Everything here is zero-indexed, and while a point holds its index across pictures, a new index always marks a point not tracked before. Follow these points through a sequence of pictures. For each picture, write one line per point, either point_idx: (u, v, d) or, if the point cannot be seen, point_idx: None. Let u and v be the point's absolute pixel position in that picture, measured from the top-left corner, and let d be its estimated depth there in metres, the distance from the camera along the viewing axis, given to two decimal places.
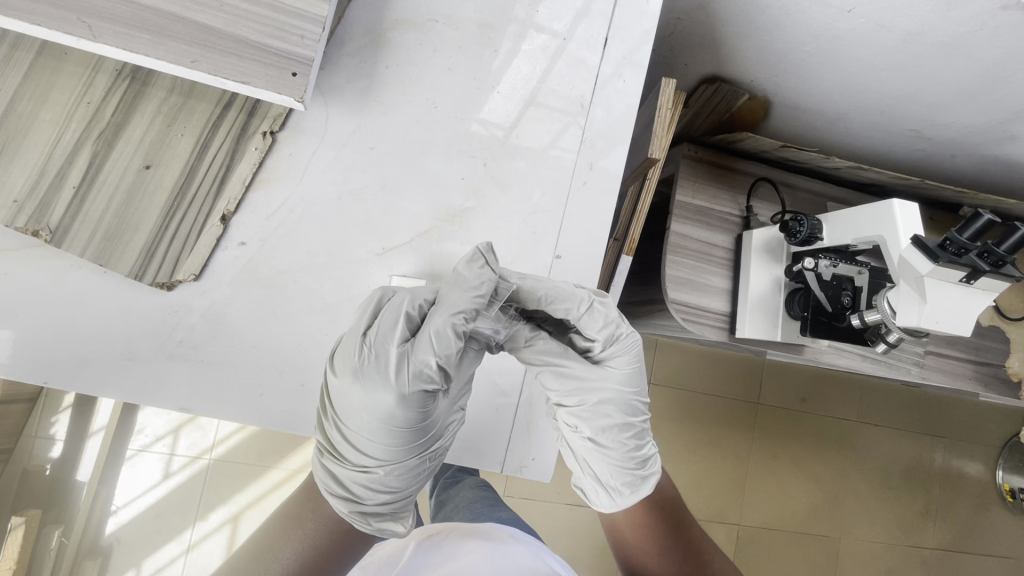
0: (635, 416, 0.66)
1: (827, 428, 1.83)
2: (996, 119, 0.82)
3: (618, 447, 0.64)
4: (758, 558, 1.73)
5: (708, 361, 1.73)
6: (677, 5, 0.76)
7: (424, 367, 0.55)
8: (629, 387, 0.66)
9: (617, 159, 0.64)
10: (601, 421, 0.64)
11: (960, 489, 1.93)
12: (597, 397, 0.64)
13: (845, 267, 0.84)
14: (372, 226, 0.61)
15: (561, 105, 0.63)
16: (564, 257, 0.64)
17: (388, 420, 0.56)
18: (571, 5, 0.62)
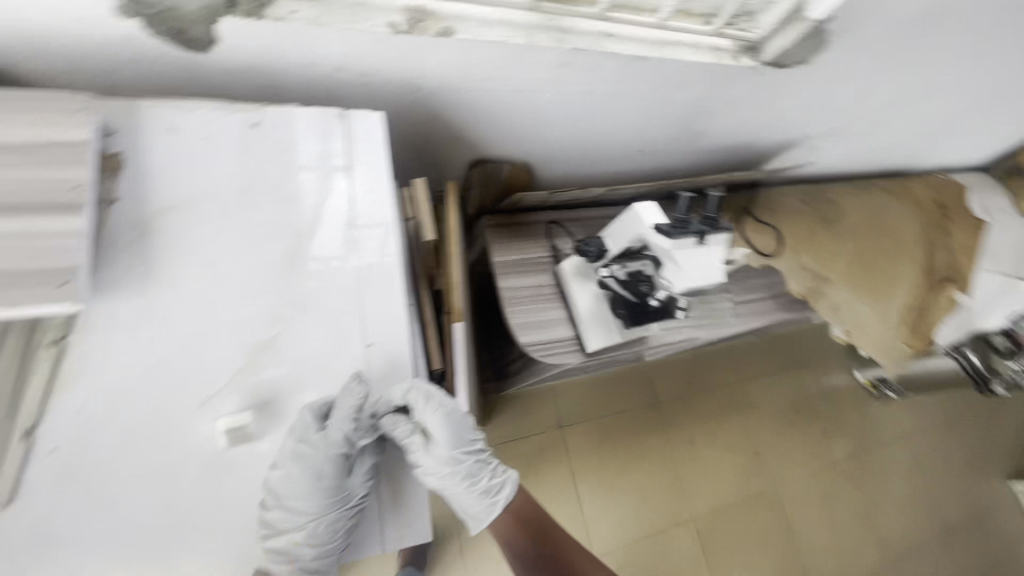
0: (459, 462, 0.74)
1: (720, 398, 2.04)
2: (678, 124, 1.10)
3: (461, 486, 0.75)
4: (721, 540, 1.84)
5: (600, 384, 1.87)
6: (419, 120, 0.92)
7: (332, 440, 0.64)
8: (453, 445, 0.72)
9: (398, 250, 0.74)
10: (439, 478, 0.72)
11: (839, 399, 2.23)
12: (434, 462, 0.71)
13: (633, 265, 1.07)
14: (189, 385, 0.64)
15: (334, 225, 0.72)
16: (374, 343, 0.71)
17: (308, 480, 0.64)
18: (311, 146, 0.74)
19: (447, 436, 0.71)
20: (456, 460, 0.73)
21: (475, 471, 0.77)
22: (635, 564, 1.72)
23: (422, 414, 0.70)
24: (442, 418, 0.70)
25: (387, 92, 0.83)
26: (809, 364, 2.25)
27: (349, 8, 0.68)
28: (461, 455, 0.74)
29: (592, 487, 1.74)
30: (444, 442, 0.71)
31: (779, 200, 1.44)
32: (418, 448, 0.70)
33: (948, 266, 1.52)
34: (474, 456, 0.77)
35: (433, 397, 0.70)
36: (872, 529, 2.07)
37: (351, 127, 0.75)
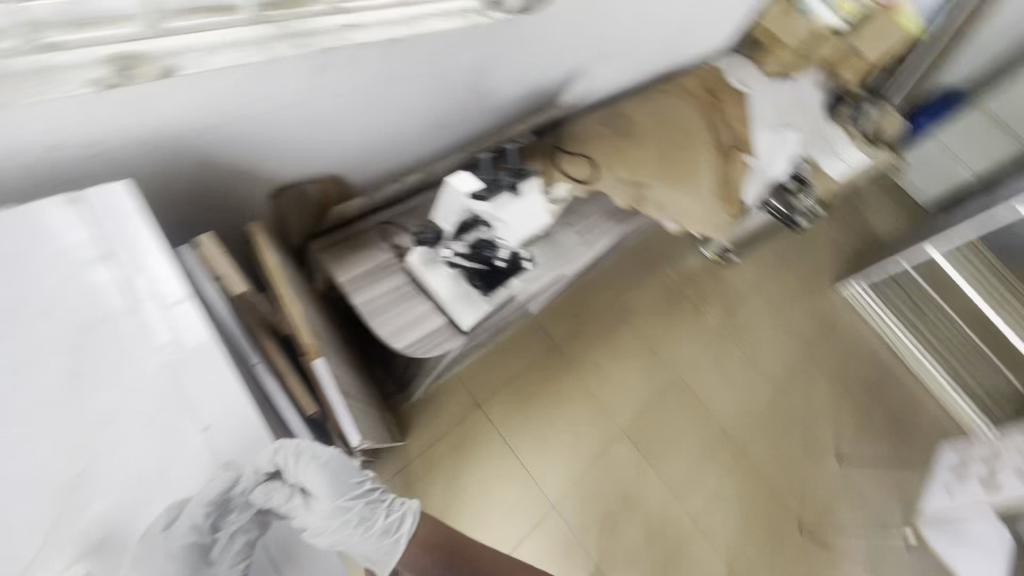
0: (348, 509, 0.79)
1: (609, 315, 2.23)
2: (458, 87, 1.15)
3: (358, 535, 0.79)
4: (651, 436, 2.05)
5: (501, 349, 1.97)
6: (190, 160, 0.89)
7: (183, 537, 0.70)
8: (339, 496, 0.78)
9: (201, 335, 0.79)
10: (327, 532, 0.78)
11: (701, 277, 2.54)
12: (316, 519, 0.77)
13: (472, 237, 1.08)
14: (31, 533, 0.67)
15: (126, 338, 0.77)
16: (208, 426, 0.76)
17: None
18: (77, 274, 0.77)
19: (327, 491, 0.77)
20: (343, 508, 0.79)
21: (368, 514, 0.81)
22: (586, 491, 1.86)
23: (298, 472, 0.76)
24: (321, 472, 0.77)
25: (136, 154, 0.81)
26: (668, 257, 2.52)
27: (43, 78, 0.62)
28: (349, 501, 0.79)
29: (523, 441, 1.85)
30: (326, 495, 0.77)
31: (582, 128, 1.56)
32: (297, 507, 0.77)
33: (732, 137, 1.75)
34: (367, 500, 0.81)
35: (303, 454, 0.77)
36: (757, 370, 2.42)
37: (114, 242, 0.79)
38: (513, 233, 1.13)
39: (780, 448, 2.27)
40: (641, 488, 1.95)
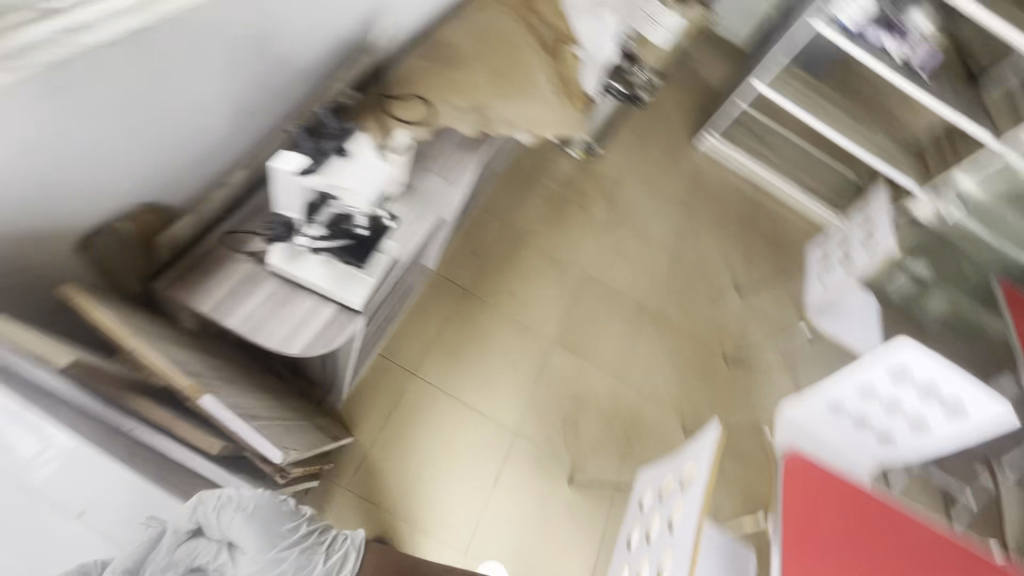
0: (279, 558, 1.03)
1: (505, 244, 2.34)
2: (240, 62, 1.03)
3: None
4: (578, 335, 2.21)
5: (416, 313, 2.00)
6: None
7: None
8: (267, 547, 1.02)
9: (64, 431, 0.82)
10: None
11: (573, 181, 2.69)
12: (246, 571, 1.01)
13: (324, 217, 1.06)
14: None
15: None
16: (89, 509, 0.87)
17: None
18: None
19: (254, 546, 1.01)
20: (273, 560, 1.02)
21: (299, 561, 1.04)
22: (540, 409, 1.96)
23: (223, 528, 0.99)
24: (245, 527, 1.00)
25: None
26: (538, 173, 2.64)
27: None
28: (279, 553, 1.03)
29: (467, 389, 1.90)
30: (253, 548, 1.00)
31: (402, 70, 1.49)
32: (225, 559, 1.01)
33: (552, 32, 1.76)
34: (297, 550, 1.05)
35: (225, 509, 0.99)
36: (649, 245, 2.64)
37: None
38: (364, 196, 1.09)
39: (690, 303, 2.52)
40: (587, 384, 2.09)
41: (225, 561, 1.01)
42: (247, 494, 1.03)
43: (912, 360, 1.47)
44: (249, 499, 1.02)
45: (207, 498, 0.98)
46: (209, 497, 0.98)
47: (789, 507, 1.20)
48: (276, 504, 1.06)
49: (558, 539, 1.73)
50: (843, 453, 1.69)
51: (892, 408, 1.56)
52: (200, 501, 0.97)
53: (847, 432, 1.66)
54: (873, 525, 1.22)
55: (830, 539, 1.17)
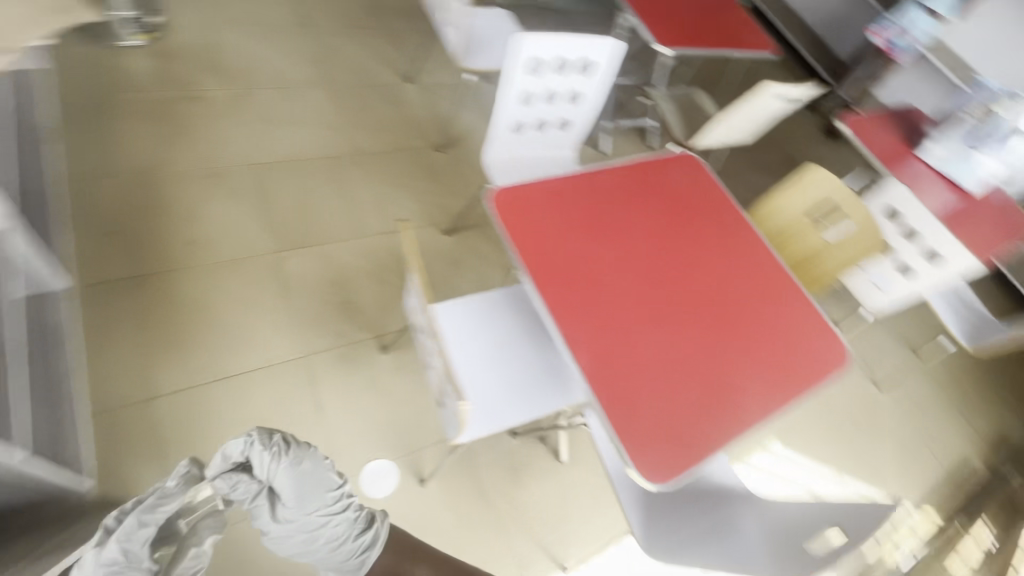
0: (315, 521, 1.03)
1: (142, 194, 1.87)
2: None
3: (322, 543, 1.06)
4: (295, 226, 1.97)
5: (99, 337, 1.59)
6: None
7: (142, 530, 0.87)
8: (311, 506, 1.02)
9: None
10: (290, 537, 1.02)
11: (161, 74, 2.13)
12: (283, 525, 1.01)
13: None
14: None
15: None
16: None
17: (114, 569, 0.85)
18: None
19: (299, 505, 1.00)
20: (311, 520, 1.02)
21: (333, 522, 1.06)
22: (310, 317, 1.81)
23: (271, 475, 0.98)
24: (296, 479, 0.99)
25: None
26: (111, 91, 2.04)
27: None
28: (319, 513, 1.03)
29: (226, 359, 1.66)
30: (293, 509, 1.00)
31: None
32: (260, 507, 1.00)
33: None
34: (336, 510, 1.06)
35: (279, 455, 0.98)
36: (296, 88, 2.31)
37: None
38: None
39: (374, 118, 2.37)
40: (338, 261, 1.95)
41: (262, 506, 1.00)
42: (302, 449, 1.01)
43: (536, 47, 1.55)
44: (308, 455, 1.01)
45: (262, 441, 0.97)
46: (266, 441, 0.98)
47: (513, 231, 1.27)
48: (325, 471, 1.04)
49: (410, 394, 1.77)
50: (547, 158, 1.86)
51: (551, 97, 1.70)
52: (259, 435, 0.98)
53: (538, 140, 1.81)
54: (576, 197, 1.38)
55: (554, 230, 1.30)
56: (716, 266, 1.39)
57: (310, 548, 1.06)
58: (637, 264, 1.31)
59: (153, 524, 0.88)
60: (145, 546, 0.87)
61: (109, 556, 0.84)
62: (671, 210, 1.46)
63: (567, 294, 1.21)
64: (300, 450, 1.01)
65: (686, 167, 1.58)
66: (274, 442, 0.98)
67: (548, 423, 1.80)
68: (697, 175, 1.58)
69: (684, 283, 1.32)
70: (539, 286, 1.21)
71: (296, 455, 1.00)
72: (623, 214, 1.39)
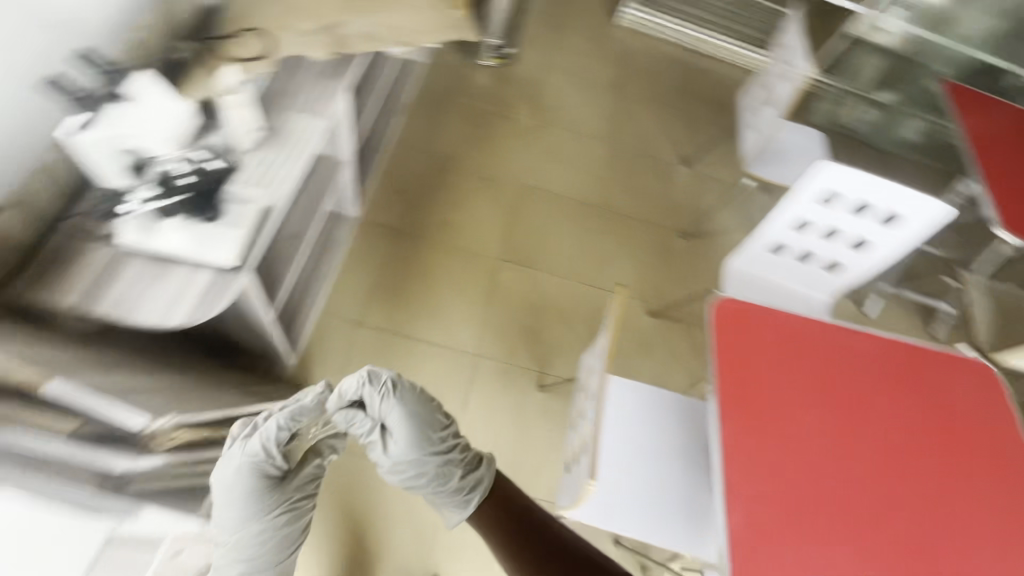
0: (426, 459, 1.23)
1: (433, 173, 2.25)
2: (33, 38, 0.96)
3: (430, 481, 1.24)
4: (525, 244, 2.16)
5: (356, 265, 1.95)
6: None
7: (270, 445, 1.07)
8: (417, 448, 1.23)
9: None
10: (405, 468, 1.24)
11: (494, 90, 2.56)
12: (395, 458, 1.24)
13: (147, 180, 1.01)
14: None
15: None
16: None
17: (247, 483, 1.07)
18: None
19: (408, 439, 1.22)
20: (419, 459, 1.23)
21: (438, 467, 1.24)
22: (496, 326, 1.95)
23: (382, 413, 1.20)
24: (403, 419, 1.21)
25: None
26: (455, 93, 2.50)
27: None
28: (425, 455, 1.23)
29: (423, 325, 1.89)
30: (404, 442, 1.22)
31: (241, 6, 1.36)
32: (373, 443, 1.24)
33: None
34: (437, 463, 1.24)
35: (385, 399, 1.20)
36: (586, 136, 2.53)
37: None
38: (162, 141, 1.01)
39: (633, 183, 2.45)
40: (544, 292, 2.07)
41: (376, 440, 1.23)
42: (405, 389, 1.22)
43: (836, 181, 1.42)
44: (409, 394, 1.23)
45: (372, 379, 1.18)
46: (377, 383, 1.19)
47: (721, 350, 1.16)
48: (428, 415, 1.25)
49: (542, 438, 1.80)
50: (792, 292, 1.67)
51: (830, 234, 1.52)
52: (369, 377, 1.18)
53: (791, 269, 1.63)
54: (810, 349, 1.19)
55: (767, 371, 1.15)
56: (968, 520, 1.05)
57: (423, 483, 1.25)
58: (850, 457, 1.08)
59: (285, 430, 1.07)
60: (269, 459, 1.08)
61: (252, 454, 1.07)
62: (929, 419, 1.15)
63: (751, 450, 1.05)
64: (403, 392, 1.22)
65: (978, 377, 1.22)
66: (384, 378, 1.19)
67: (658, 558, 1.58)
68: (991, 394, 1.21)
69: (906, 515, 1.04)
70: (724, 420, 1.07)
71: (400, 401, 1.21)
72: (868, 405, 1.14)
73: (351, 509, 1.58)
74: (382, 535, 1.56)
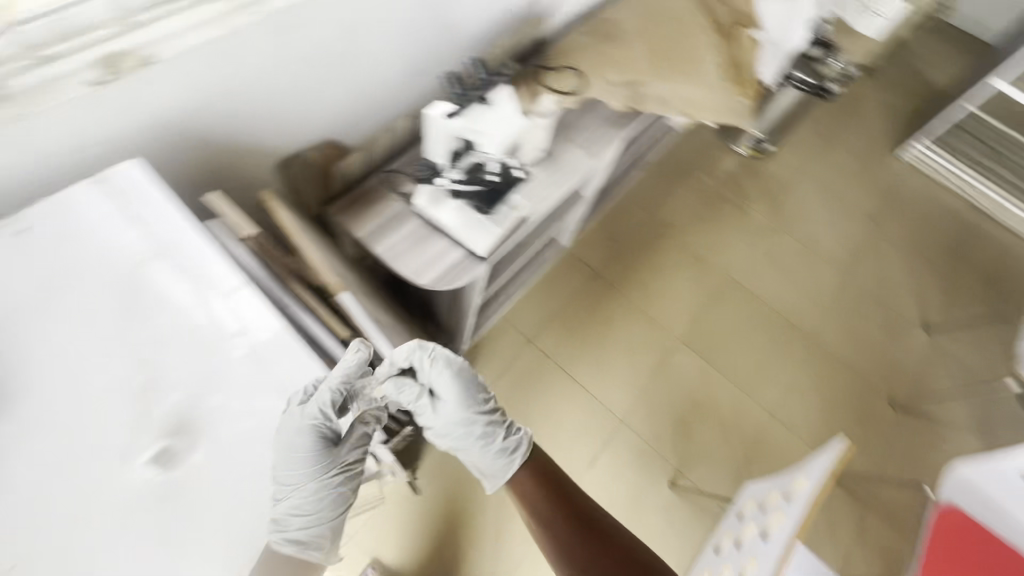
0: (472, 420, 1.13)
1: (647, 233, 2.24)
2: (429, 29, 1.18)
3: (477, 445, 1.14)
4: (712, 338, 2.06)
5: (547, 289, 2.04)
6: (214, 151, 0.97)
7: (319, 408, 0.76)
8: (462, 412, 1.11)
9: None
10: (453, 432, 1.14)
11: (737, 177, 2.47)
12: (443, 421, 1.13)
13: (463, 163, 1.18)
14: None
15: (152, 293, 0.71)
16: None
17: (287, 457, 0.74)
18: None
19: (452, 402, 1.10)
20: (466, 422, 1.12)
21: (483, 431, 1.14)
22: (652, 405, 1.89)
23: (432, 377, 1.08)
24: (450, 383, 1.09)
25: (135, 132, 0.82)
26: (697, 167, 2.46)
27: (28, 89, 0.66)
28: (470, 417, 1.12)
29: (585, 371, 1.91)
30: (451, 403, 1.10)
31: (570, 46, 1.52)
32: (421, 409, 1.13)
33: (731, 15, 1.67)
34: (482, 426, 1.13)
35: (436, 363, 1.07)
36: (818, 257, 2.32)
37: None
38: (496, 143, 1.17)
39: (852, 324, 2.18)
40: (714, 394, 1.95)
41: (424, 406, 1.12)
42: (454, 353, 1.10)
43: None
44: (456, 359, 1.10)
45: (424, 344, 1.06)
46: (427, 348, 1.06)
47: None
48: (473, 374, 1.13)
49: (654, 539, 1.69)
50: None
51: None
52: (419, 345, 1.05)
53: None
54: None
55: None
56: None
57: (470, 447, 1.15)
58: None
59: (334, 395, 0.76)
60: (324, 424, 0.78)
61: (287, 419, 0.71)
62: None
63: None
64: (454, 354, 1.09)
65: None
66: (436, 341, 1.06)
67: None
68: None
69: None
70: None
71: (448, 368, 1.07)
72: None
73: (454, 507, 1.62)
74: (473, 546, 1.58)
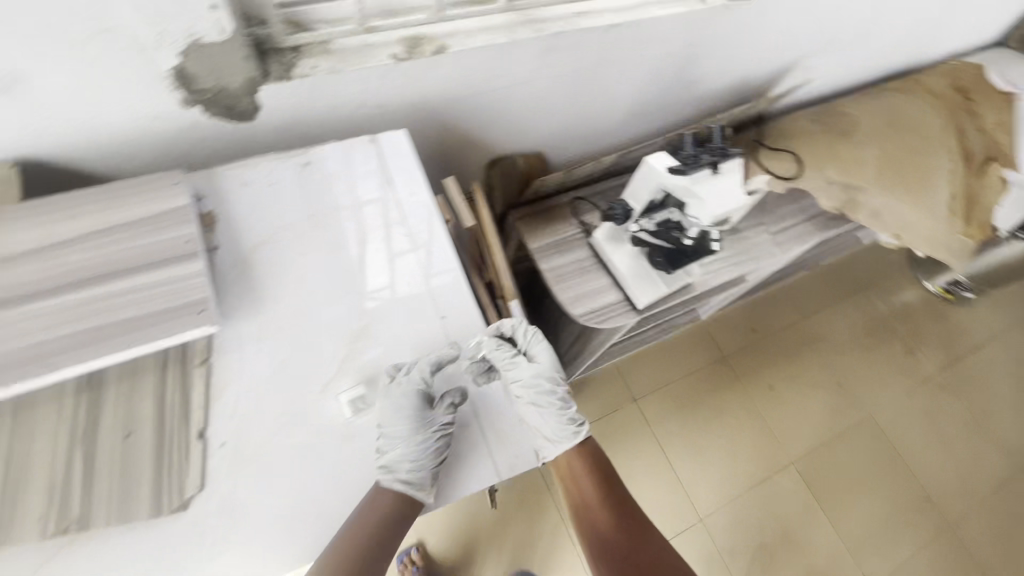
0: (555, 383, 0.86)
1: (792, 338, 2.06)
2: (668, 80, 1.18)
3: (559, 414, 0.83)
4: (828, 475, 1.84)
5: (668, 355, 1.95)
6: (446, 136, 1.05)
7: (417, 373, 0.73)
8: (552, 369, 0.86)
9: None
10: (539, 390, 0.82)
11: (916, 314, 2.18)
12: (529, 377, 0.81)
13: (659, 217, 1.14)
14: None
15: (374, 239, 0.80)
16: None
17: (389, 417, 0.71)
18: None
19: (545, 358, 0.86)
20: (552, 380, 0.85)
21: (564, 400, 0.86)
22: (739, 518, 1.73)
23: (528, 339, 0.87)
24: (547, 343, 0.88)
25: (401, 106, 0.92)
26: (873, 287, 2.21)
27: (351, 50, 0.76)
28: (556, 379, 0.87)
29: (679, 453, 1.80)
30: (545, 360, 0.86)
31: (794, 130, 1.45)
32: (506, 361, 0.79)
33: (990, 146, 1.47)
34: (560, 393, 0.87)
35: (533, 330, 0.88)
36: (987, 438, 1.98)
37: None
38: (710, 212, 1.14)
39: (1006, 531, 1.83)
40: (811, 538, 1.75)
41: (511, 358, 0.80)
42: None
43: None
44: None
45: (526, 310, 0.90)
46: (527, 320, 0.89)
47: None
48: None
49: None
50: None
51: None
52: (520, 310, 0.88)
53: None
54: None
55: None
56: None
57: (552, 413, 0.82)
58: None
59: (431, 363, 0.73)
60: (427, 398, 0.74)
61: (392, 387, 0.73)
62: None
63: None
64: None
65: None
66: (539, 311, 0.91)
67: None
68: None
69: None
70: None
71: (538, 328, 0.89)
72: None
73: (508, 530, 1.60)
74: None
